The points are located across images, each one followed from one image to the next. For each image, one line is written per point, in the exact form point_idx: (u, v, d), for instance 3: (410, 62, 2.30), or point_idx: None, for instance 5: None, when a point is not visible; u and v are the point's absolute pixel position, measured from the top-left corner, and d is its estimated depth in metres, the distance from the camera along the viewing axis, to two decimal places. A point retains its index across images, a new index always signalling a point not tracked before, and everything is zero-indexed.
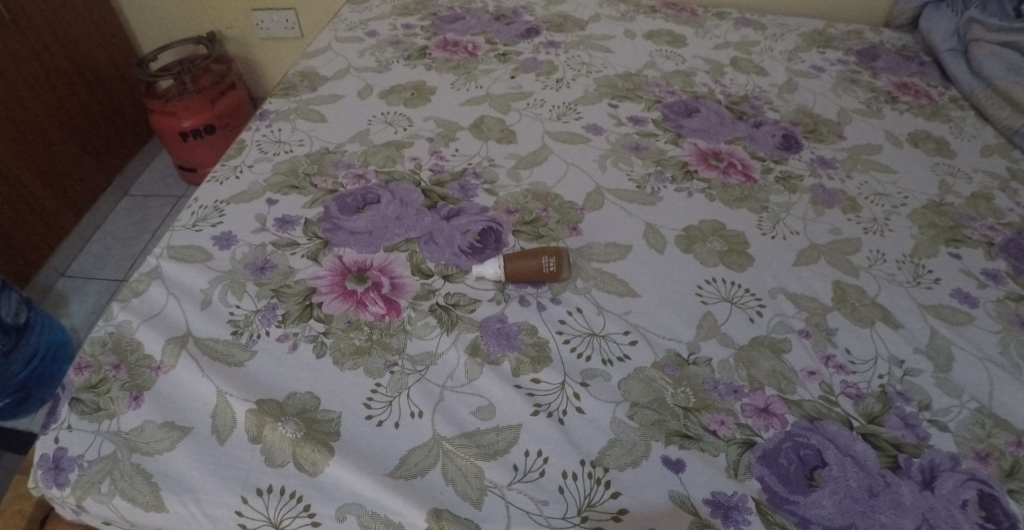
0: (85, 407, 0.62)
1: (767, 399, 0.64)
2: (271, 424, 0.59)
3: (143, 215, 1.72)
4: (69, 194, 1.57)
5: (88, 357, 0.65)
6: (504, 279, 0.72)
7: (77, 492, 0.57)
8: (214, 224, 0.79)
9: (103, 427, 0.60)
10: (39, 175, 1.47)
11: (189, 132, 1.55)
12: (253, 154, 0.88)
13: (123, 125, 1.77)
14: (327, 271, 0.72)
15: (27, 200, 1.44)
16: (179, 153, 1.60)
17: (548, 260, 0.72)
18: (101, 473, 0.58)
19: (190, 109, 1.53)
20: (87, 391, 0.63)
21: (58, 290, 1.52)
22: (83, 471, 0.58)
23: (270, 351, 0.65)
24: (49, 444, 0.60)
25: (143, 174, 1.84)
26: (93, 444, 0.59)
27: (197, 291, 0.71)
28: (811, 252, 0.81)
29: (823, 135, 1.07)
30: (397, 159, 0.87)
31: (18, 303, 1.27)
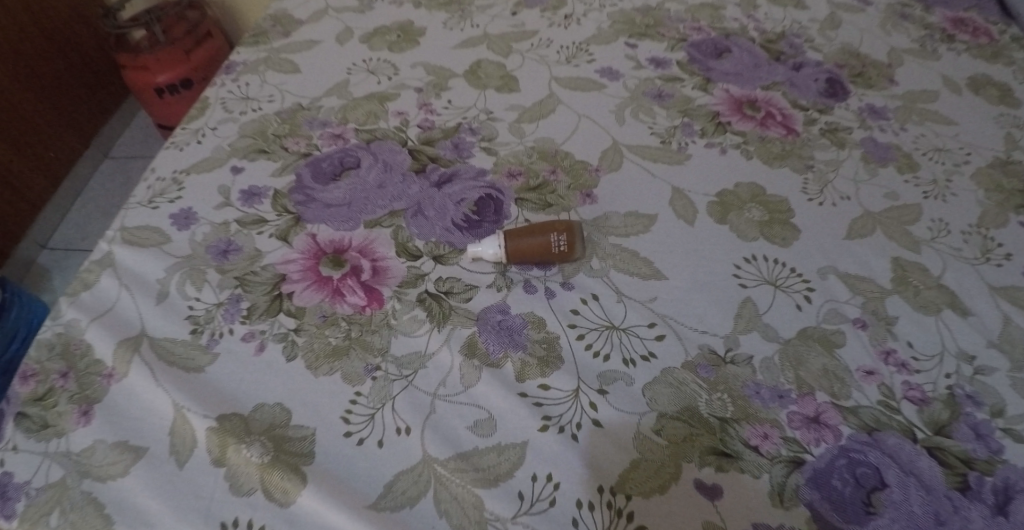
0: (31, 424, 0.53)
1: (818, 407, 0.54)
2: (235, 445, 0.51)
3: (125, 181, 1.52)
4: (48, 164, 1.40)
5: (34, 364, 0.57)
6: (506, 260, 0.61)
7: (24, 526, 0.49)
8: (172, 199, 0.68)
9: (52, 448, 0.52)
10: (13, 146, 1.30)
11: (166, 87, 1.37)
12: (217, 113, 0.76)
13: (88, 77, 1.49)
14: (299, 254, 0.62)
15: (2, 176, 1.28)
16: (157, 112, 1.42)
17: (557, 237, 0.60)
18: (50, 503, 0.50)
19: (163, 61, 1.34)
20: (33, 405, 0.54)
21: (41, 265, 1.38)
22: (30, 500, 0.50)
23: (234, 354, 0.56)
24: None
25: (122, 135, 1.60)
26: (40, 468, 0.51)
27: (152, 281, 0.61)
28: (866, 221, 0.70)
29: (871, 79, 0.93)
30: (380, 114, 0.75)
31: None
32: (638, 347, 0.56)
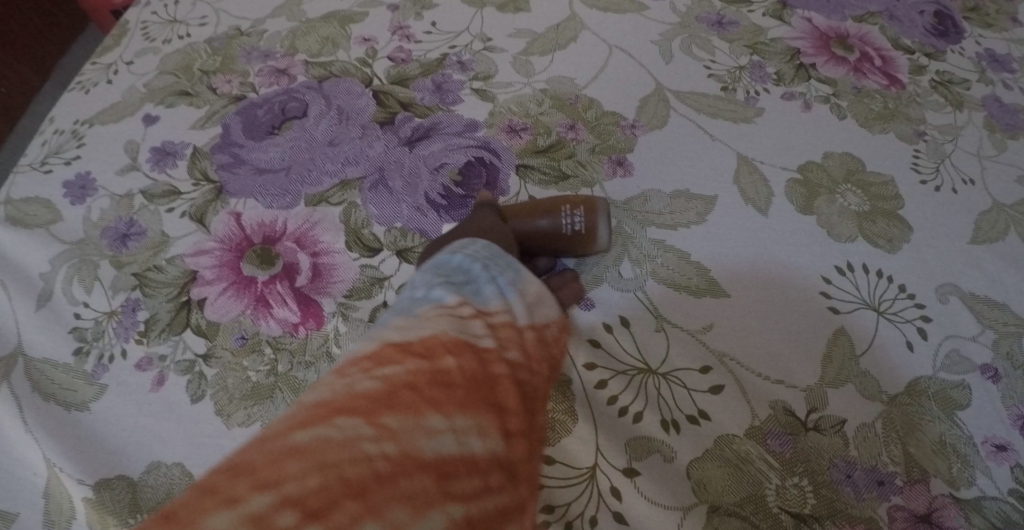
0: None
1: (931, 499, 0.38)
2: (119, 525, 0.37)
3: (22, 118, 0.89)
4: None
5: None
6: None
7: None
8: (68, 160, 0.51)
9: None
10: None
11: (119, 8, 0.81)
12: (135, 43, 0.58)
13: None
14: (217, 243, 0.45)
15: None
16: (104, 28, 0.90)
17: (569, 214, 0.44)
18: None
19: None
20: None
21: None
22: None
23: (125, 388, 0.41)
24: None
25: None
26: None
27: (34, 277, 0.46)
28: (995, 218, 0.51)
29: (989, 16, 0.68)
30: (340, 42, 0.56)
31: None
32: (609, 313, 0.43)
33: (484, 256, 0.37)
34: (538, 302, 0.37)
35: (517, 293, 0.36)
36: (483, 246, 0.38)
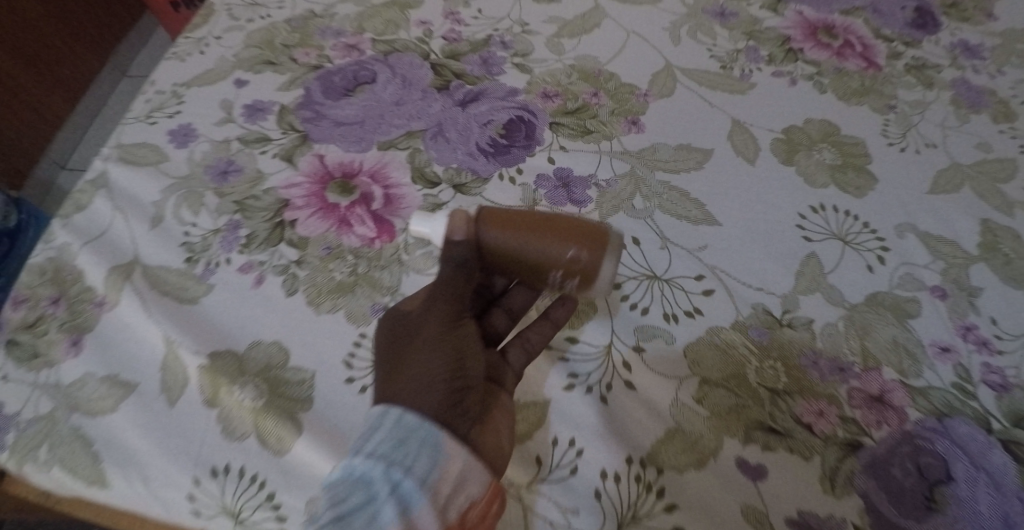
0: (21, 353, 0.50)
1: (883, 384, 0.47)
2: (227, 385, 0.46)
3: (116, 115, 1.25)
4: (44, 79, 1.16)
5: (24, 290, 0.52)
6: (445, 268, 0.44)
7: (14, 456, 0.47)
8: (170, 115, 0.61)
9: (41, 379, 0.49)
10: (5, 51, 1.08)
11: None
12: (223, 22, 0.68)
13: None
14: (304, 177, 0.55)
15: None
16: (166, 23, 1.19)
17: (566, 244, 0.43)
18: (40, 436, 0.47)
19: None
20: (23, 332, 0.50)
21: (60, 188, 1.22)
22: (21, 432, 0.48)
23: (229, 285, 0.50)
24: None
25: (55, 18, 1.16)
26: (30, 400, 0.48)
27: (148, 205, 0.55)
28: (953, 175, 0.59)
29: (966, 11, 0.76)
30: (400, 24, 0.66)
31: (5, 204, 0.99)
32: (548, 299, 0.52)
33: (394, 450, 0.36)
34: (457, 483, 0.37)
35: (423, 494, 0.36)
36: (391, 427, 0.37)
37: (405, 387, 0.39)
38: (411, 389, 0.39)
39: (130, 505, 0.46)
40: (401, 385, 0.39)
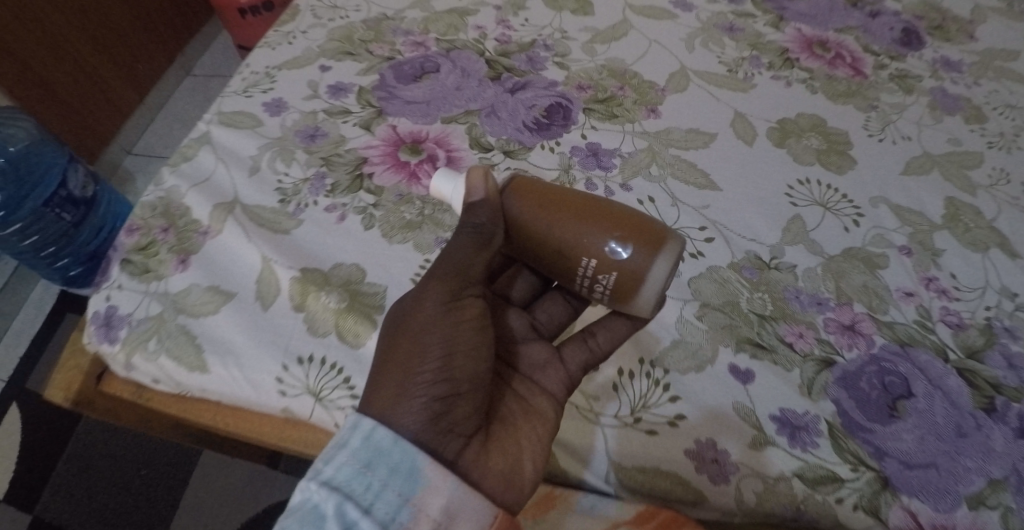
0: (134, 269, 0.59)
1: (854, 316, 0.56)
2: (315, 293, 0.56)
3: (181, 118, 1.45)
4: (129, 75, 1.35)
5: (139, 220, 0.62)
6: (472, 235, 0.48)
7: (127, 348, 0.56)
8: (264, 90, 0.72)
9: (152, 289, 0.58)
10: (99, 48, 1.26)
11: (248, 9, 1.27)
12: (308, 20, 0.79)
13: None
14: (379, 141, 0.66)
15: (93, 78, 1.25)
16: (238, 33, 1.34)
17: (615, 236, 0.45)
18: (150, 332, 0.56)
19: None
20: (137, 253, 0.60)
21: (126, 169, 1.35)
22: (133, 329, 0.57)
23: (317, 221, 0.61)
24: (101, 302, 0.59)
25: (141, 29, 1.36)
26: (142, 304, 0.58)
27: (245, 158, 0.66)
28: (923, 161, 0.68)
29: (949, 34, 0.80)
30: (460, 27, 0.76)
31: (86, 176, 1.07)
32: (563, 313, 0.55)
33: (353, 479, 0.39)
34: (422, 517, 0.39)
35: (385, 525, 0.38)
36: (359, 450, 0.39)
37: (395, 388, 0.41)
38: (398, 391, 0.41)
39: (228, 390, 0.55)
40: (391, 385, 0.41)
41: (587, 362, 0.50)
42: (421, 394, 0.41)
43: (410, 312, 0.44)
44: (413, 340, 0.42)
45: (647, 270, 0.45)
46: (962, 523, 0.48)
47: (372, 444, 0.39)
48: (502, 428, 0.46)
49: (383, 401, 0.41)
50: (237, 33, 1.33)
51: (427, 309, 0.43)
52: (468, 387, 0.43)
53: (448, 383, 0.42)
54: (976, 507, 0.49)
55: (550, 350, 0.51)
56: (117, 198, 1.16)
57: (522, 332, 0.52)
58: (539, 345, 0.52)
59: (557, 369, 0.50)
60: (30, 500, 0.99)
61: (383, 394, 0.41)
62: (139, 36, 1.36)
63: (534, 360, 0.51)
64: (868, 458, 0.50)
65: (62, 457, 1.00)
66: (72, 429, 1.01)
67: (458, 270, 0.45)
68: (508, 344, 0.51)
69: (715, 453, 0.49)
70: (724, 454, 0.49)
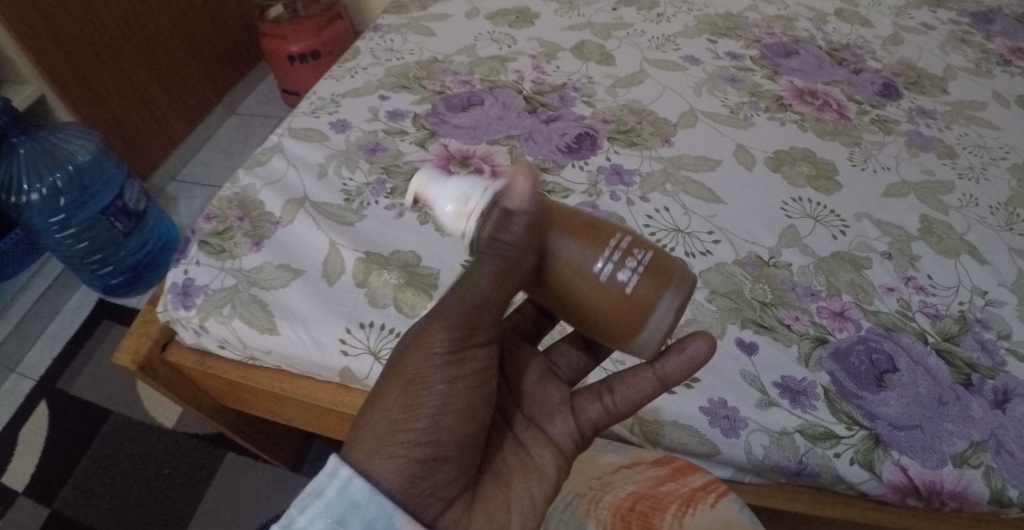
0: (211, 249, 0.68)
1: (843, 305, 0.64)
2: (376, 271, 0.65)
3: (223, 151, 1.58)
4: (182, 109, 1.50)
5: (216, 210, 0.72)
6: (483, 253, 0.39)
7: (201, 312, 0.64)
8: (330, 113, 0.83)
9: (227, 265, 0.67)
10: (159, 83, 1.42)
11: (297, 57, 1.43)
12: (367, 59, 0.92)
13: (209, 32, 1.54)
14: (433, 157, 0.77)
15: (151, 108, 1.40)
16: (284, 78, 1.49)
17: (627, 254, 0.41)
18: (224, 299, 0.65)
19: (300, 32, 1.40)
20: (214, 237, 0.69)
21: (169, 193, 1.47)
22: (208, 297, 0.65)
23: (379, 217, 0.71)
24: (180, 274, 0.67)
25: (196, 70, 1.52)
26: (218, 277, 0.66)
27: (314, 165, 0.76)
28: (901, 187, 0.77)
29: (924, 88, 0.93)
30: (501, 71, 0.89)
31: (140, 192, 1.22)
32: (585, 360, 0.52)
33: None
34: None
35: None
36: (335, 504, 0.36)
37: (378, 440, 0.37)
38: (382, 443, 0.37)
39: (294, 350, 0.63)
40: (375, 437, 0.37)
41: (600, 421, 0.46)
42: (405, 451, 0.37)
43: (404, 354, 0.39)
44: (406, 386, 0.38)
45: (657, 303, 0.41)
46: (948, 479, 0.54)
47: (348, 496, 0.36)
48: (495, 481, 0.43)
49: (364, 449, 0.37)
50: (285, 79, 1.49)
51: (424, 356, 0.38)
52: (463, 446, 0.39)
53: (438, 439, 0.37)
54: (960, 465, 0.55)
55: (563, 399, 0.48)
56: (161, 217, 1.32)
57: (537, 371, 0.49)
58: (554, 388, 0.48)
59: (565, 423, 0.47)
60: (48, 493, 1.02)
61: (366, 444, 0.37)
62: (194, 75, 1.52)
63: (545, 405, 0.47)
64: (860, 419, 0.56)
65: (87, 455, 1.06)
66: (97, 431, 1.09)
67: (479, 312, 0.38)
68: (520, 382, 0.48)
69: (726, 410, 0.56)
70: (735, 410, 0.56)
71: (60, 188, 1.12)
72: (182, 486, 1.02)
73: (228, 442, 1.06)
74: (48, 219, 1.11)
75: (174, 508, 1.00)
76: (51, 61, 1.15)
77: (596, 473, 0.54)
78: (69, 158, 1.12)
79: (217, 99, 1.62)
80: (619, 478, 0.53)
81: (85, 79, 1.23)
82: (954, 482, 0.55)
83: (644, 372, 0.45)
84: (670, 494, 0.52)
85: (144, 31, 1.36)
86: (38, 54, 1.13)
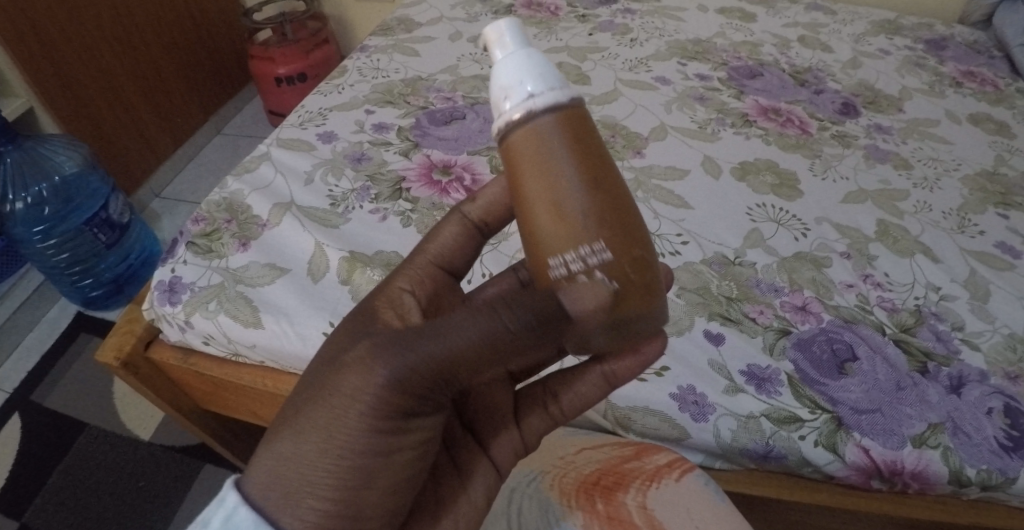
0: (198, 249, 0.71)
1: (805, 299, 0.67)
2: (360, 269, 0.67)
3: (208, 170, 1.60)
4: (169, 126, 1.54)
5: (204, 213, 0.75)
6: (506, 157, 0.38)
7: (187, 308, 0.67)
8: (317, 125, 0.87)
9: (213, 264, 0.69)
10: (147, 102, 1.46)
11: (284, 79, 1.48)
12: (355, 77, 0.97)
13: (199, 53, 1.60)
14: (416, 165, 0.80)
15: (137, 125, 1.44)
16: (271, 99, 1.54)
17: (598, 271, 0.36)
18: (210, 295, 0.67)
19: (287, 55, 1.45)
20: (202, 238, 0.72)
21: (153, 211, 1.48)
22: (194, 294, 0.67)
23: (363, 220, 0.73)
24: (167, 272, 0.69)
25: (184, 91, 1.57)
26: (204, 275, 0.68)
27: (301, 172, 0.79)
28: (859, 194, 0.82)
29: (881, 106, 0.99)
30: (482, 88, 0.94)
31: (125, 205, 1.25)
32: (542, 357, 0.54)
33: None
34: None
35: None
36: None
37: (294, 492, 0.39)
38: (296, 492, 0.39)
39: (277, 344, 0.65)
40: (292, 483, 0.39)
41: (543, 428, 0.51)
42: (321, 504, 0.39)
43: (338, 388, 0.39)
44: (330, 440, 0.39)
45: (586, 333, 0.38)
46: (908, 459, 0.57)
47: (234, 526, 0.39)
48: (421, 504, 0.48)
49: (279, 498, 0.39)
50: (272, 101, 1.54)
51: (358, 408, 0.38)
52: (375, 510, 0.41)
53: (349, 495, 0.40)
54: (919, 446, 0.57)
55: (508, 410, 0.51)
56: (147, 231, 1.35)
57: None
58: (501, 395, 0.51)
59: (507, 438, 0.51)
60: (17, 507, 1.01)
61: (281, 488, 0.39)
62: (183, 97, 1.57)
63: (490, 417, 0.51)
64: (823, 403, 0.59)
65: (59, 468, 1.04)
66: (70, 444, 1.08)
67: (438, 371, 0.37)
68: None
69: (695, 396, 0.59)
70: (703, 396, 0.59)
71: (44, 198, 1.15)
72: (155, 500, 1.01)
73: (205, 454, 1.06)
74: (31, 228, 1.13)
75: (147, 521, 0.98)
76: (43, 76, 1.19)
77: (561, 454, 0.58)
78: (55, 169, 1.16)
79: (204, 119, 1.66)
80: (583, 457, 0.57)
81: (75, 95, 1.27)
82: (914, 462, 0.57)
83: (591, 375, 0.47)
84: (634, 470, 0.55)
85: (135, 52, 1.40)
86: (31, 70, 1.17)
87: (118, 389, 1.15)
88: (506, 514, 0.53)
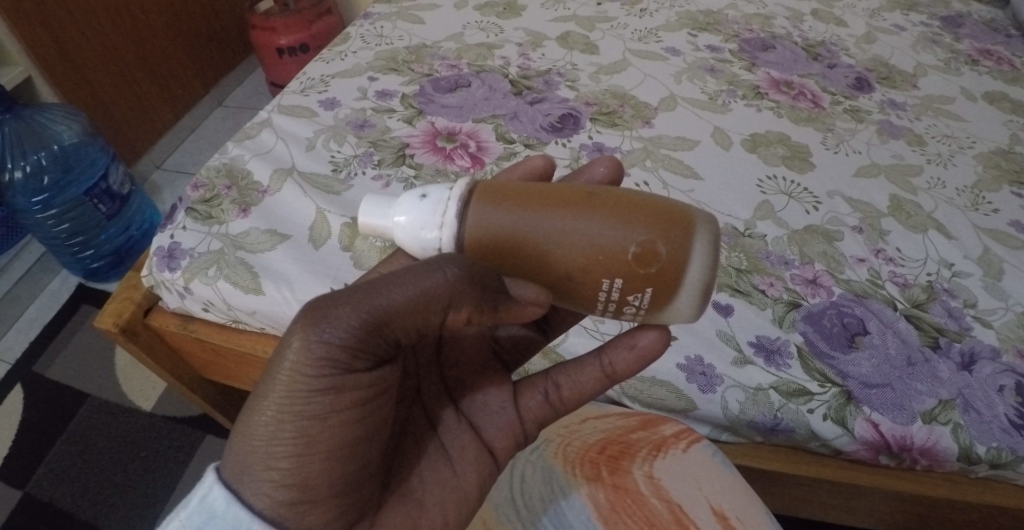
0: (198, 215, 0.69)
1: (816, 273, 0.66)
2: (362, 236, 0.66)
3: (209, 142, 1.58)
4: (169, 95, 1.51)
5: (204, 179, 0.73)
6: (473, 254, 0.37)
7: (187, 274, 0.65)
8: (319, 91, 0.85)
9: (214, 230, 0.68)
10: (146, 70, 1.43)
11: (286, 50, 1.45)
12: (357, 44, 0.95)
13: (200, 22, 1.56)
14: (419, 133, 0.79)
15: (136, 93, 1.41)
16: (273, 70, 1.51)
17: (636, 248, 0.35)
18: (210, 261, 0.65)
19: (289, 26, 1.42)
20: (201, 204, 0.70)
21: (154, 182, 1.47)
22: (194, 259, 0.66)
23: (366, 187, 0.72)
24: (166, 238, 0.68)
25: (184, 61, 1.54)
26: (204, 241, 0.67)
27: (302, 138, 0.78)
28: (871, 169, 0.80)
29: (895, 82, 0.96)
30: (488, 56, 0.92)
31: (125, 176, 1.23)
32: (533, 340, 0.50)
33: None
34: None
35: None
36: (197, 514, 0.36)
37: (246, 466, 0.36)
38: (243, 464, 0.36)
39: (279, 309, 0.63)
40: (240, 455, 0.36)
41: (542, 416, 0.45)
42: (273, 476, 0.35)
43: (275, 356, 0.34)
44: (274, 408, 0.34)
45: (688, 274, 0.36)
46: (917, 435, 0.56)
47: (207, 508, 0.36)
48: (401, 487, 0.42)
49: (233, 471, 0.36)
50: (274, 71, 1.51)
51: (293, 367, 0.33)
52: (326, 488, 0.36)
53: (297, 469, 0.35)
54: (929, 422, 0.56)
55: (505, 393, 0.46)
56: (144, 202, 1.32)
57: (482, 362, 0.48)
58: (497, 379, 0.47)
59: (506, 422, 0.45)
60: (21, 476, 1.01)
61: (235, 465, 0.36)
62: (183, 68, 1.54)
63: (483, 403, 0.46)
64: (832, 377, 0.58)
65: (61, 437, 1.04)
66: (72, 413, 1.07)
67: (380, 319, 0.33)
68: (462, 372, 0.47)
69: (702, 367, 0.58)
70: (711, 367, 0.58)
71: (43, 166, 1.12)
72: (157, 468, 1.01)
73: (206, 425, 1.06)
74: (30, 198, 1.12)
75: (149, 489, 0.99)
76: (41, 44, 1.17)
77: (566, 423, 0.57)
78: (54, 139, 1.14)
79: (204, 90, 1.63)
80: (587, 427, 0.56)
81: (72, 61, 1.24)
82: (923, 438, 0.56)
83: (592, 367, 0.44)
84: (640, 440, 0.55)
85: (134, 19, 1.37)
86: (29, 37, 1.14)
87: (119, 360, 1.14)
88: (509, 484, 0.52)
